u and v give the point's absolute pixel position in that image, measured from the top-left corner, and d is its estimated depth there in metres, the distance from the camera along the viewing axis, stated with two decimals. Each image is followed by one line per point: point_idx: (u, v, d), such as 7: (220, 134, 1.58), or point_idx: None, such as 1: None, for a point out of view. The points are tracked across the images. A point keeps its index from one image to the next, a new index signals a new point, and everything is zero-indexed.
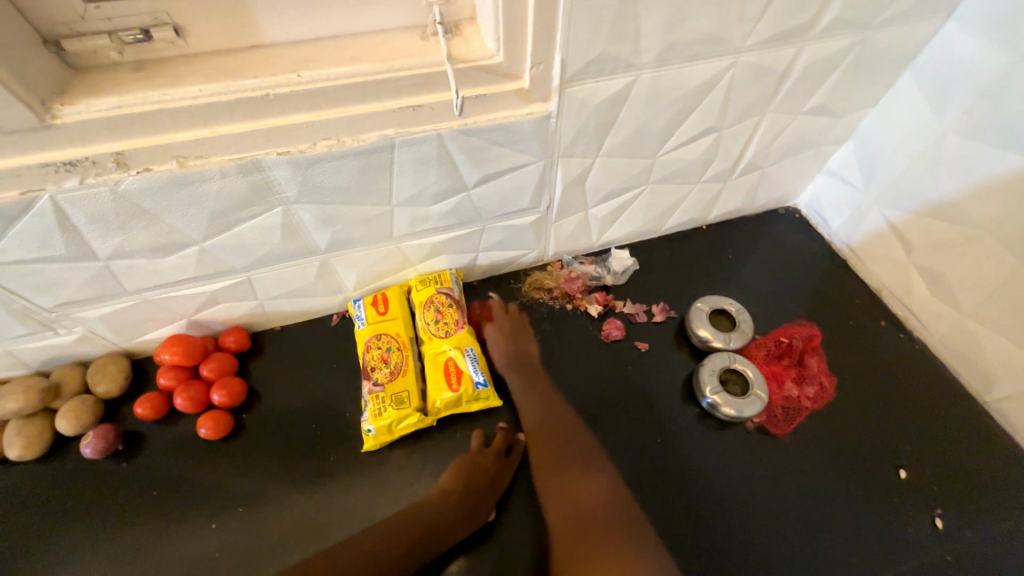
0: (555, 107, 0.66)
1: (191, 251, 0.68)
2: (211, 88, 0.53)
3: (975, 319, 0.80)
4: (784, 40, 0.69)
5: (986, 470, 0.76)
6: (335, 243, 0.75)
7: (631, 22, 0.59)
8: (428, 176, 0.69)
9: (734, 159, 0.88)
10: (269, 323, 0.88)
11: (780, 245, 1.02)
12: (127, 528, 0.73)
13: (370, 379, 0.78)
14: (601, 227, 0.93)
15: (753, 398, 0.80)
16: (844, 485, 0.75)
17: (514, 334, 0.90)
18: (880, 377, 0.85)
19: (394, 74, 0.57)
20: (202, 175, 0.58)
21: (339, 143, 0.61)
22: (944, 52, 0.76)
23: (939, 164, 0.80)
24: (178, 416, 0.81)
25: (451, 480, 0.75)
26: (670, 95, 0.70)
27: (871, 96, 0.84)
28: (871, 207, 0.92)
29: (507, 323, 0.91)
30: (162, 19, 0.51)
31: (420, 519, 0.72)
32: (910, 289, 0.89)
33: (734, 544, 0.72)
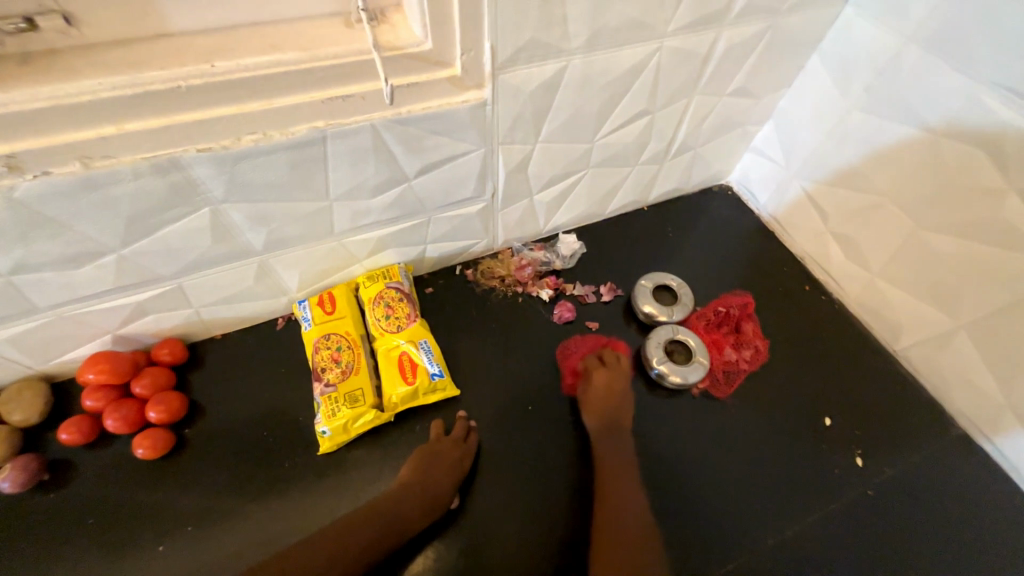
0: (489, 94, 0.66)
1: (108, 260, 0.63)
2: (112, 81, 0.49)
3: (882, 278, 0.89)
4: (704, 26, 0.72)
5: (896, 410, 0.86)
6: (273, 243, 0.72)
7: (557, 9, 0.60)
8: (366, 169, 0.68)
9: (668, 141, 0.92)
10: (209, 332, 0.84)
11: (716, 221, 1.09)
12: (60, 562, 0.68)
13: (321, 381, 0.76)
14: (547, 212, 0.95)
15: (697, 365, 0.85)
16: (779, 437, 0.82)
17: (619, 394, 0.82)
18: (807, 336, 0.93)
19: (319, 63, 0.55)
20: (112, 176, 0.54)
21: (265, 137, 0.58)
22: (846, 35, 0.82)
23: (847, 139, 0.87)
24: (111, 438, 0.76)
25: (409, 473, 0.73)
26: (601, 80, 0.72)
27: (785, 77, 0.91)
28: (792, 182, 1.00)
29: (607, 379, 0.83)
30: (48, 6, 0.47)
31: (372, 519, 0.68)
32: (828, 255, 0.98)
33: (686, 503, 0.76)
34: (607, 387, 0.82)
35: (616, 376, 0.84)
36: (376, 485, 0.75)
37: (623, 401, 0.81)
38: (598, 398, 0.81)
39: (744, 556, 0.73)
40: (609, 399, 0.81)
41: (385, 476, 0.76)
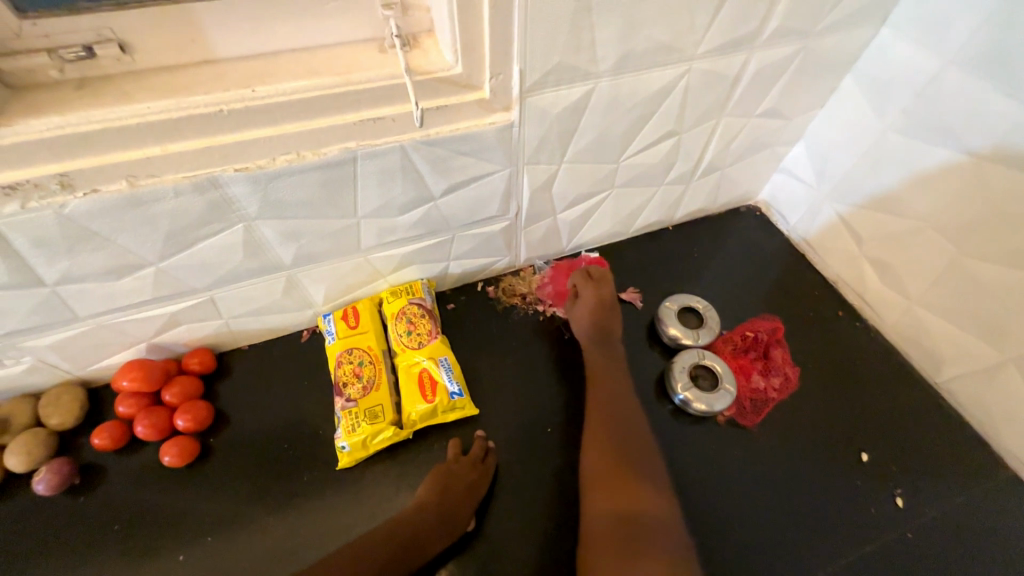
0: (516, 116, 0.66)
1: (147, 273, 0.66)
2: (160, 105, 0.52)
3: (922, 306, 0.85)
4: (734, 48, 0.72)
5: (939, 447, 0.81)
6: (301, 258, 0.74)
7: (586, 34, 0.60)
8: (393, 188, 0.69)
9: (695, 161, 0.91)
10: (236, 342, 0.86)
11: (743, 242, 1.06)
12: (86, 566, 0.69)
13: (343, 395, 0.77)
14: (570, 231, 0.94)
15: (723, 392, 0.82)
16: (811, 471, 0.78)
17: (606, 308, 0.87)
18: (840, 364, 0.89)
19: (352, 87, 0.57)
20: (154, 194, 0.57)
21: (299, 157, 0.60)
22: (882, 56, 0.80)
23: (883, 161, 0.84)
24: (140, 445, 0.78)
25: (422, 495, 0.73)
26: (628, 102, 0.72)
27: (817, 98, 0.89)
28: (824, 204, 0.97)
29: (597, 294, 0.88)
30: (106, 35, 0.50)
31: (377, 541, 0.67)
32: (863, 280, 0.94)
33: (710, 538, 0.73)
34: (590, 307, 0.87)
35: (603, 291, 0.88)
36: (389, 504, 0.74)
37: (610, 316, 0.87)
38: (586, 309, 0.87)
39: None
40: (599, 313, 0.86)
41: (399, 493, 0.75)
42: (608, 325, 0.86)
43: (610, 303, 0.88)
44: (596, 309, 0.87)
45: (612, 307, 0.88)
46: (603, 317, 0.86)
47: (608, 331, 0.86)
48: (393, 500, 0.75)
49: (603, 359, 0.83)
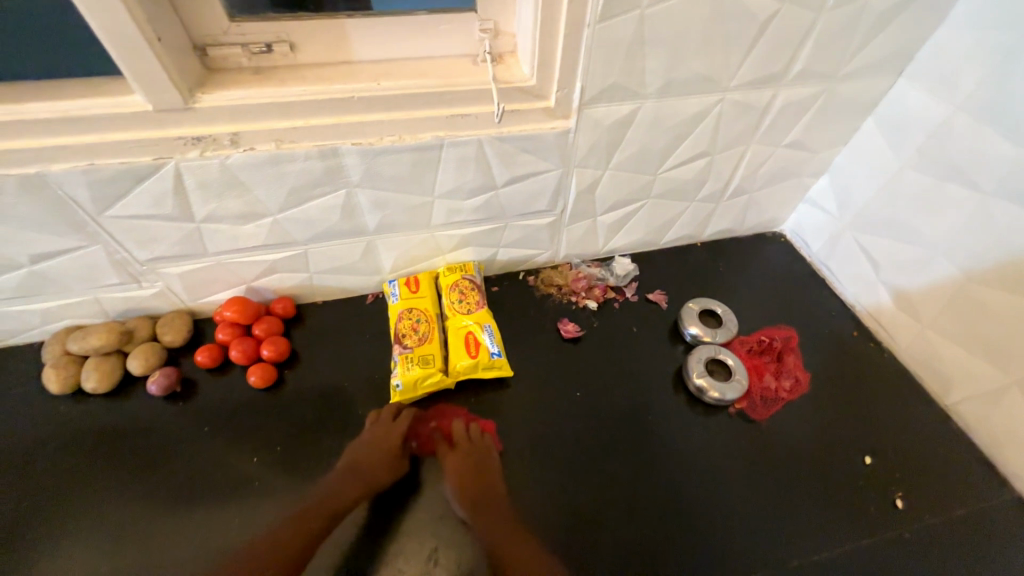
0: (574, 124, 0.81)
1: (266, 222, 0.82)
2: (310, 89, 0.69)
3: (932, 328, 0.91)
4: (763, 85, 0.84)
5: (943, 462, 0.85)
6: (382, 227, 0.90)
7: (638, 62, 0.75)
8: (466, 174, 0.84)
9: (724, 183, 1.03)
10: (314, 296, 1.01)
11: (766, 263, 1.15)
12: (181, 455, 0.85)
13: (400, 344, 0.90)
14: (607, 234, 1.07)
15: (735, 383, 0.90)
16: (813, 466, 0.84)
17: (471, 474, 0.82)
18: (852, 378, 0.95)
19: (451, 89, 0.73)
20: (292, 156, 0.73)
21: (400, 139, 0.76)
22: (898, 103, 0.91)
23: (898, 194, 0.94)
24: (230, 368, 0.93)
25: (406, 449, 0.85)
26: (668, 122, 0.86)
27: (840, 137, 1.00)
28: (844, 232, 1.06)
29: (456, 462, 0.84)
30: (282, 37, 0.68)
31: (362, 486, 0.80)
32: (878, 304, 1.01)
33: (711, 512, 0.80)
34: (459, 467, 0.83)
35: (461, 461, 0.83)
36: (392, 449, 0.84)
37: (476, 482, 0.81)
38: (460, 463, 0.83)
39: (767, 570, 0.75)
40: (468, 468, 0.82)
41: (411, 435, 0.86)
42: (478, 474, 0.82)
43: (483, 459, 0.84)
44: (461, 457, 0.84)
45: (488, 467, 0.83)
46: (471, 476, 0.82)
47: (484, 481, 0.82)
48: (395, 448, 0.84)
49: (479, 505, 0.80)
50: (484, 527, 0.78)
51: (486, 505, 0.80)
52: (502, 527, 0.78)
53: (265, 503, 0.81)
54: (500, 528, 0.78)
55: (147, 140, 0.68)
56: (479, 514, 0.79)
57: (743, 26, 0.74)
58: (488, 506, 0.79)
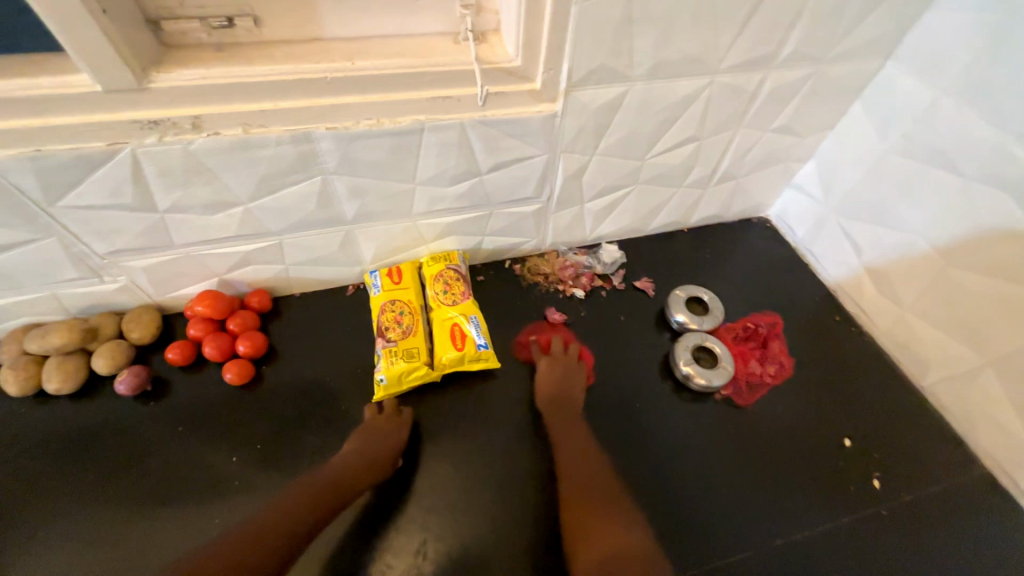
0: (561, 107, 0.78)
1: (237, 211, 0.77)
2: (279, 68, 0.64)
3: (912, 313, 0.93)
4: (754, 66, 0.82)
5: (919, 441, 0.87)
6: (362, 215, 0.86)
7: (627, 42, 0.72)
8: (449, 160, 0.81)
9: (712, 168, 1.01)
10: (292, 288, 0.97)
11: (752, 249, 1.15)
12: (155, 456, 0.81)
13: (384, 338, 0.87)
14: (594, 220, 1.05)
15: (721, 371, 0.90)
16: (796, 451, 0.86)
17: (565, 377, 0.89)
18: (834, 362, 0.97)
19: (431, 69, 0.69)
20: (261, 141, 0.69)
21: (378, 123, 0.72)
22: (885, 86, 0.90)
23: (883, 179, 0.94)
24: (204, 365, 0.89)
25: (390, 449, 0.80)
26: (657, 105, 0.83)
27: (827, 121, 0.99)
28: (829, 217, 1.06)
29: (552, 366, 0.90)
30: (245, 11, 0.63)
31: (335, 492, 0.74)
32: (860, 289, 1.02)
33: (698, 497, 0.81)
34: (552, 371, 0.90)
35: (559, 369, 0.90)
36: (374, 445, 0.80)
37: (567, 393, 0.88)
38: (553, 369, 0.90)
39: (752, 552, 0.77)
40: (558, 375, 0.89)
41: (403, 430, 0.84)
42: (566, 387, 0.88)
43: (573, 367, 0.91)
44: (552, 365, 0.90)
45: (573, 371, 0.90)
46: (561, 388, 0.88)
47: (568, 395, 0.87)
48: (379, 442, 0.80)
49: (564, 418, 0.85)
50: (562, 439, 0.83)
51: (564, 423, 0.85)
52: (495, 521, 0.78)
53: (247, 503, 0.78)
54: (573, 442, 0.82)
55: (98, 123, 0.62)
56: (561, 425, 0.84)
57: (736, 5, 0.71)
58: (567, 423, 0.85)
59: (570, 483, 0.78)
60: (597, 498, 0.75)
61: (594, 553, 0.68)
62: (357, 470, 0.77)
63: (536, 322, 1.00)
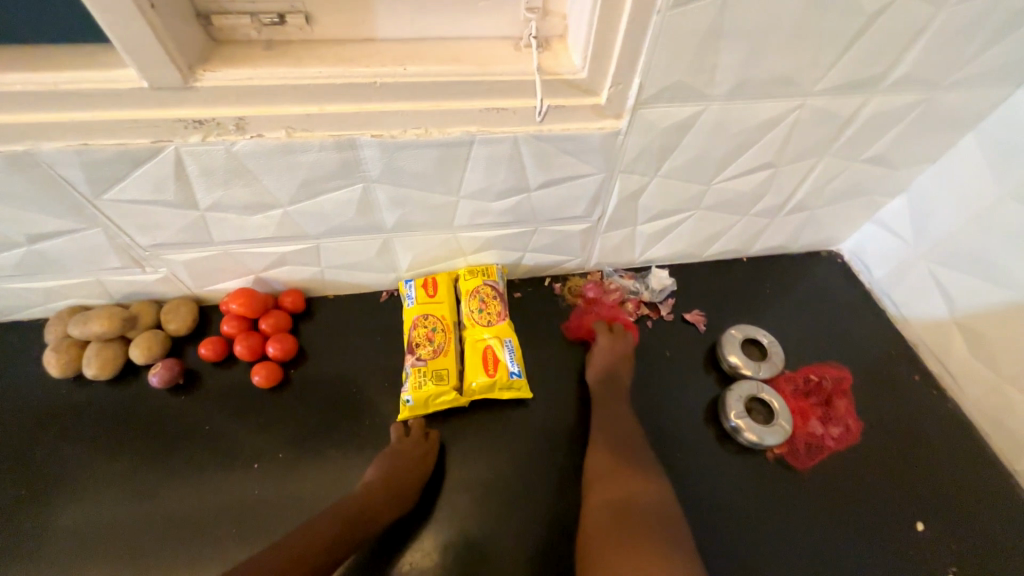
0: (625, 125, 0.70)
1: (276, 213, 0.75)
2: (327, 71, 0.60)
3: (1012, 384, 0.81)
4: (854, 90, 0.71)
5: (1006, 535, 0.76)
6: (401, 224, 0.82)
7: (711, 57, 0.63)
8: (497, 174, 0.75)
9: (786, 197, 0.91)
10: (326, 290, 0.95)
11: (820, 287, 1.04)
12: (182, 451, 0.81)
13: (413, 354, 0.83)
14: (646, 244, 0.97)
15: (777, 428, 0.81)
16: (856, 528, 0.76)
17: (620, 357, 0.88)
18: (909, 429, 0.85)
19: (488, 79, 0.63)
20: (304, 146, 0.65)
21: (426, 133, 0.67)
22: (1011, 119, 0.77)
23: (994, 227, 0.81)
24: (234, 362, 0.89)
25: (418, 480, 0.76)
26: (734, 128, 0.74)
27: (930, 153, 0.86)
28: (917, 261, 0.93)
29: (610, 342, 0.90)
30: (297, 7, 0.59)
31: None
32: (948, 347, 0.89)
33: (740, 568, 0.73)
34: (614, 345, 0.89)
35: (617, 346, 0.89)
36: (402, 472, 0.75)
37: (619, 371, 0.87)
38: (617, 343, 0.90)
39: None
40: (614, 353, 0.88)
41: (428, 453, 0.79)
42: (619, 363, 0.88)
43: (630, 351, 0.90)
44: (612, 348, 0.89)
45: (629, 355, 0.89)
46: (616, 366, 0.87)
47: (618, 374, 0.87)
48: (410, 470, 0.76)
49: (609, 392, 0.84)
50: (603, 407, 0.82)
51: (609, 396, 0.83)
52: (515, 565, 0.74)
53: (266, 510, 0.77)
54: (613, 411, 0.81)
55: (143, 121, 0.60)
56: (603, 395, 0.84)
57: (846, 19, 0.61)
58: (611, 395, 0.84)
59: (601, 444, 0.76)
60: (623, 455, 0.74)
61: (612, 496, 0.67)
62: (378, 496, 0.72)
63: (573, 349, 0.94)
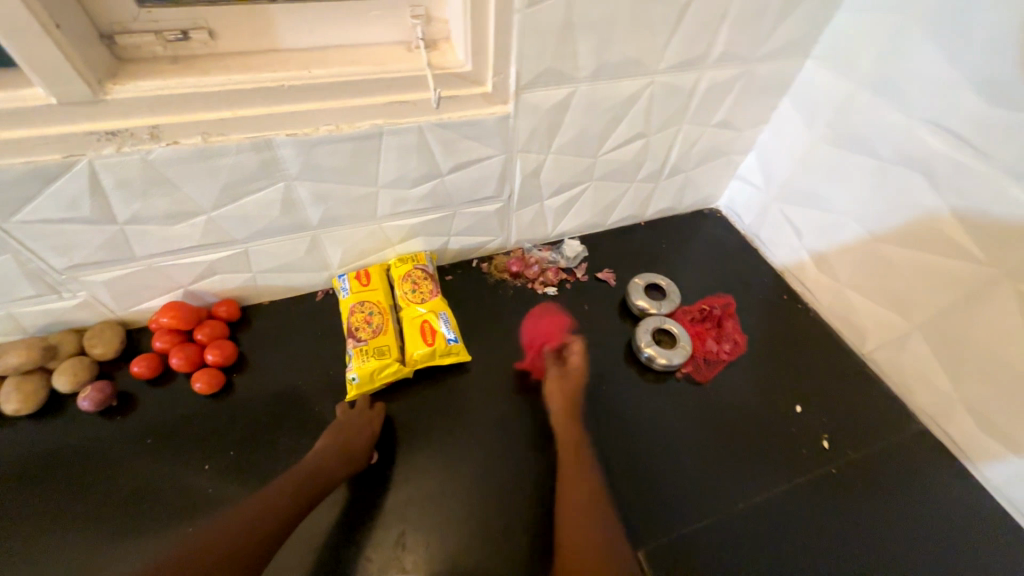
0: (513, 109, 0.83)
1: (199, 221, 0.79)
2: (236, 77, 0.67)
3: (847, 287, 1.00)
4: (689, 67, 0.89)
5: (863, 405, 0.94)
6: (326, 220, 0.88)
7: (570, 46, 0.77)
8: (409, 162, 0.84)
9: (661, 162, 1.08)
10: (261, 296, 0.98)
11: (704, 238, 1.23)
12: (123, 470, 0.80)
13: (354, 337, 0.89)
14: (555, 217, 1.10)
15: (680, 350, 0.96)
16: (752, 419, 0.91)
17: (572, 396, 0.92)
18: (783, 337, 1.04)
19: (386, 75, 0.72)
20: (221, 149, 0.71)
21: (338, 129, 0.75)
22: (809, 82, 0.99)
23: (815, 166, 1.01)
24: (172, 377, 0.89)
25: (368, 441, 0.82)
26: (604, 105, 0.89)
27: (761, 116, 1.07)
28: (772, 204, 1.14)
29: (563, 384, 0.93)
30: (200, 24, 0.65)
31: (313, 477, 0.78)
32: (803, 269, 1.10)
33: (664, 469, 0.84)
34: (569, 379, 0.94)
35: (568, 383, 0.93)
36: (348, 435, 0.81)
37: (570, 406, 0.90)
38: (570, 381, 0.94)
39: (719, 517, 0.80)
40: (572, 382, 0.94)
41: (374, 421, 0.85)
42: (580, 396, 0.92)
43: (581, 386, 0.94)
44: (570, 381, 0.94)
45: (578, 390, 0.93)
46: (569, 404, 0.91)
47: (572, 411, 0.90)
48: (357, 434, 0.82)
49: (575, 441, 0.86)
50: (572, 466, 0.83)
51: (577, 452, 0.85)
52: (470, 504, 0.80)
53: (218, 509, 0.77)
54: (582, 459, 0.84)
55: (52, 136, 0.63)
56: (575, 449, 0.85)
57: (666, 10, 0.78)
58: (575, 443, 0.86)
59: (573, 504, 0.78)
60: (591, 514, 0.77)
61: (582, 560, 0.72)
62: (332, 457, 0.79)
63: (504, 316, 1.04)
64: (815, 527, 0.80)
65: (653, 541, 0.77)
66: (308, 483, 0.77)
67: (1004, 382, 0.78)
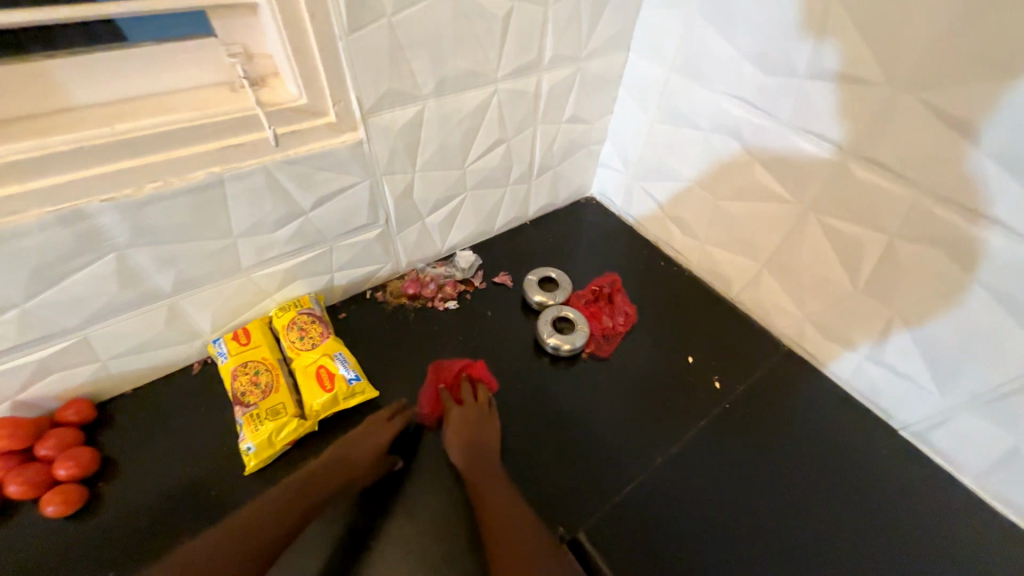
0: (364, 134, 0.82)
1: (10, 315, 0.68)
2: (17, 146, 0.58)
3: (708, 244, 1.13)
4: (526, 72, 0.96)
5: (741, 341, 1.06)
6: (181, 283, 0.80)
7: (404, 65, 0.79)
8: (265, 205, 0.79)
9: (529, 163, 1.14)
10: (122, 385, 0.86)
11: (586, 225, 1.32)
12: None
13: (242, 404, 0.81)
14: (441, 232, 1.10)
15: (580, 332, 1.01)
16: (655, 378, 0.99)
17: (480, 414, 0.88)
18: (667, 300, 1.14)
19: (211, 119, 0.68)
20: (18, 230, 0.61)
21: (167, 184, 0.69)
22: (634, 72, 1.11)
23: (657, 143, 1.13)
24: (14, 509, 0.74)
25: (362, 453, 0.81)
26: (455, 117, 0.92)
27: (604, 107, 1.18)
28: (633, 183, 1.25)
29: (470, 405, 0.89)
30: None
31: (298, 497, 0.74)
32: (671, 235, 1.22)
33: (589, 445, 0.89)
34: (467, 412, 0.87)
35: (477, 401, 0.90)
36: (342, 450, 0.81)
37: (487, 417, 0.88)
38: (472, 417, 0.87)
39: (641, 478, 0.85)
40: (477, 417, 0.87)
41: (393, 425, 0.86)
42: (487, 432, 0.85)
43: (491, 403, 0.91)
44: (472, 412, 0.88)
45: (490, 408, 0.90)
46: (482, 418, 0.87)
47: (485, 427, 0.86)
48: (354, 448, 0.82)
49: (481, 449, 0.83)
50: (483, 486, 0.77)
51: (485, 470, 0.80)
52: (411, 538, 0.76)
53: None
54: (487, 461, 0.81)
55: None
56: (479, 477, 0.78)
57: (488, 23, 0.83)
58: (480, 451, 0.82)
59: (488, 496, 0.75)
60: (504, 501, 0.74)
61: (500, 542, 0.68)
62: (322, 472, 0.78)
63: (409, 342, 1.02)
64: (723, 462, 0.88)
65: (591, 519, 0.80)
66: (294, 502, 0.73)
67: (831, 295, 0.93)
